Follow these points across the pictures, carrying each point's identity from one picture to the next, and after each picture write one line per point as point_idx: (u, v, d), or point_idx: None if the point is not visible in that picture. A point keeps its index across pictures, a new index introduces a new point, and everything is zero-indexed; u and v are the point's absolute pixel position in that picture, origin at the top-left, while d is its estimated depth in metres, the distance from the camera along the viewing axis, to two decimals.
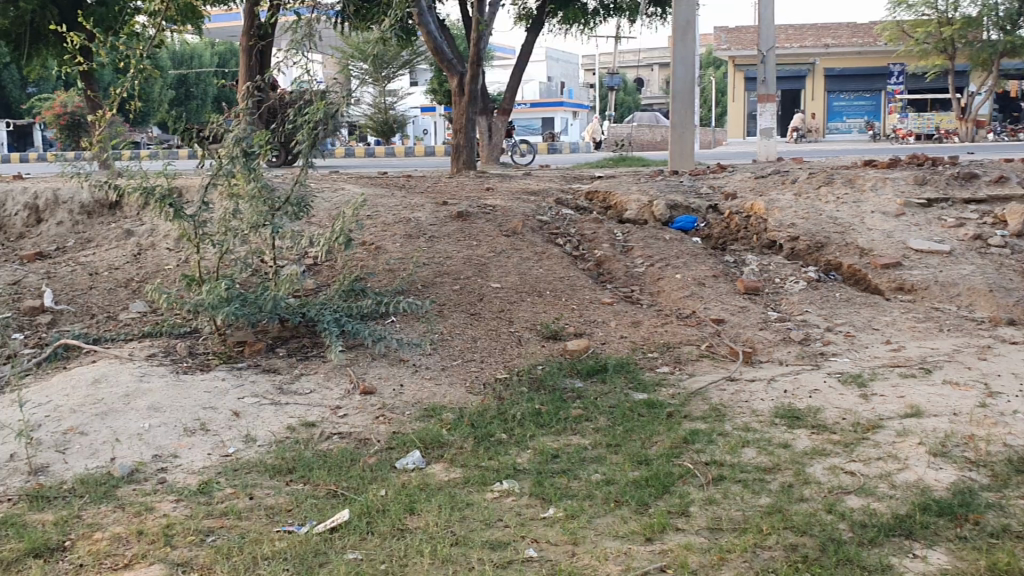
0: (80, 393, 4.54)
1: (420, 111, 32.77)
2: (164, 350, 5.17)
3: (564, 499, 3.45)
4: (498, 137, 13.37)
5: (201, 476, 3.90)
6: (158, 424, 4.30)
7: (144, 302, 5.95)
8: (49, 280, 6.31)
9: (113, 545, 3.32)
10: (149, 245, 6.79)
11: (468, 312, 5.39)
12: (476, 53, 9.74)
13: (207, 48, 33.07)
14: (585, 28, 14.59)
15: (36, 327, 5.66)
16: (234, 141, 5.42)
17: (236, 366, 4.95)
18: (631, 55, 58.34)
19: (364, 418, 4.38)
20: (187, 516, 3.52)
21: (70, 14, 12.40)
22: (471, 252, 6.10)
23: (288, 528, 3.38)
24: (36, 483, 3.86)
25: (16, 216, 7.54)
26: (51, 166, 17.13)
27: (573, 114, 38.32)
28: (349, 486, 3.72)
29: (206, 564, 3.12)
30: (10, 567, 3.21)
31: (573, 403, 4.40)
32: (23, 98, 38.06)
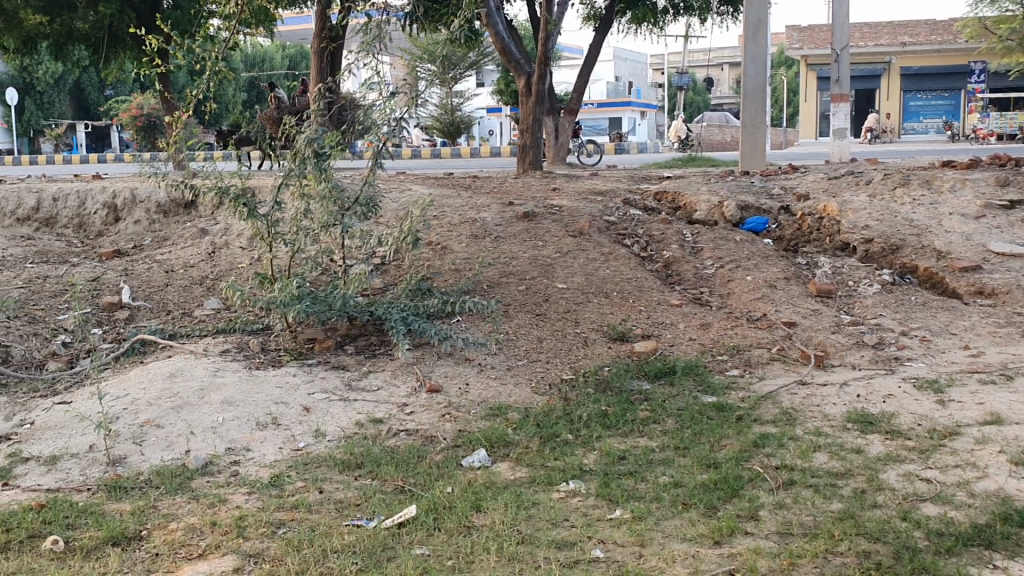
0: (157, 387, 4.67)
1: (487, 112, 32.92)
2: (237, 345, 5.29)
3: (631, 500, 3.43)
4: (565, 137, 13.33)
5: (272, 469, 3.97)
6: (232, 418, 4.40)
7: (218, 299, 6.09)
8: (127, 277, 6.50)
9: (188, 536, 3.41)
10: (223, 243, 6.95)
11: (534, 312, 5.40)
12: (544, 52, 9.72)
13: (278, 50, 33.78)
14: (655, 27, 14.45)
15: (114, 322, 5.83)
16: (306, 142, 5.52)
17: (306, 363, 5.03)
18: (700, 55, 57.69)
19: (431, 416, 4.41)
20: (259, 508, 3.60)
21: (147, 16, 12.76)
22: (537, 252, 6.10)
23: (356, 522, 3.43)
24: (114, 473, 3.98)
25: (95, 215, 7.80)
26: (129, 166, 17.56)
27: (641, 114, 38.07)
28: (416, 482, 3.75)
29: (277, 556, 3.18)
30: (90, 554, 3.32)
31: (641, 405, 4.36)
32: (102, 100, 39.30)
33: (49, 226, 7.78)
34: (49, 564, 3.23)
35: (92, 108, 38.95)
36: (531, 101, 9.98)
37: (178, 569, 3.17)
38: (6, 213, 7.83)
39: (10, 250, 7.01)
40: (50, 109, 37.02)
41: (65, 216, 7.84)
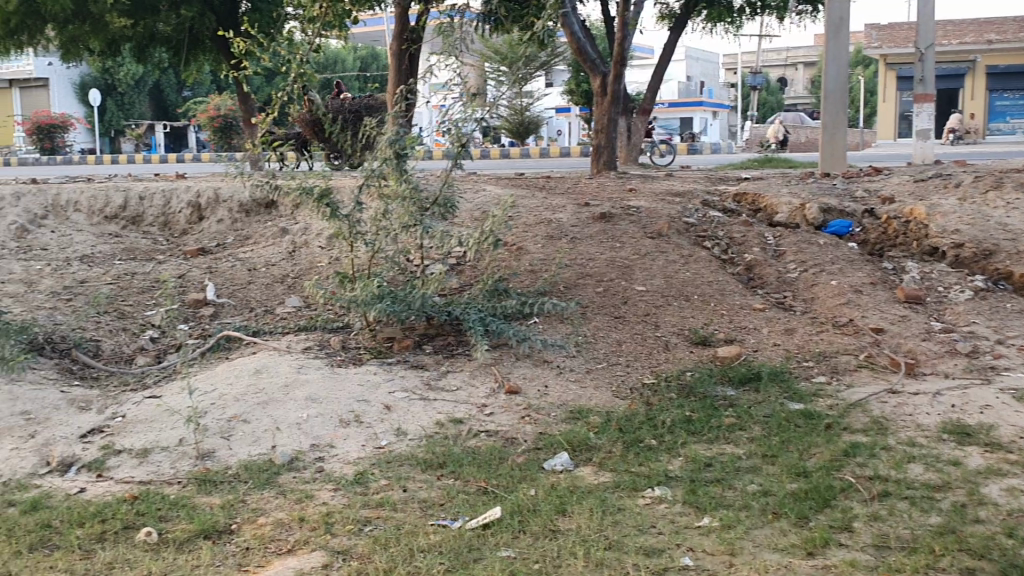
0: (243, 383, 4.76)
1: (557, 112, 32.90)
2: (318, 343, 5.36)
3: (719, 508, 3.39)
4: (638, 137, 13.25)
5: (356, 466, 4.02)
6: (316, 414, 4.45)
7: (299, 298, 6.19)
8: (212, 274, 6.65)
9: (277, 531, 3.46)
10: (303, 242, 7.06)
11: (612, 315, 5.36)
12: (620, 52, 9.67)
13: (350, 52, 34.28)
14: (731, 26, 14.26)
15: (200, 318, 5.97)
16: (388, 143, 5.56)
17: (387, 361, 5.07)
18: (774, 54, 56.87)
19: (511, 417, 4.40)
20: (345, 505, 3.64)
21: (227, 20, 13.03)
22: (615, 253, 6.07)
23: (441, 522, 3.44)
24: (204, 467, 4.08)
25: (180, 213, 8.00)
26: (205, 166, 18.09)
27: (712, 115, 37.62)
28: (500, 483, 3.74)
29: (365, 554, 3.21)
30: (182, 547, 3.39)
31: (726, 411, 4.30)
32: (180, 102, 40.41)
33: (135, 224, 7.98)
34: (144, 555, 3.32)
35: (171, 109, 40.08)
36: (605, 100, 9.93)
37: (269, 563, 3.23)
38: (94, 211, 8.04)
39: (99, 247, 7.22)
40: (130, 110, 38.34)
41: (151, 215, 8.03)
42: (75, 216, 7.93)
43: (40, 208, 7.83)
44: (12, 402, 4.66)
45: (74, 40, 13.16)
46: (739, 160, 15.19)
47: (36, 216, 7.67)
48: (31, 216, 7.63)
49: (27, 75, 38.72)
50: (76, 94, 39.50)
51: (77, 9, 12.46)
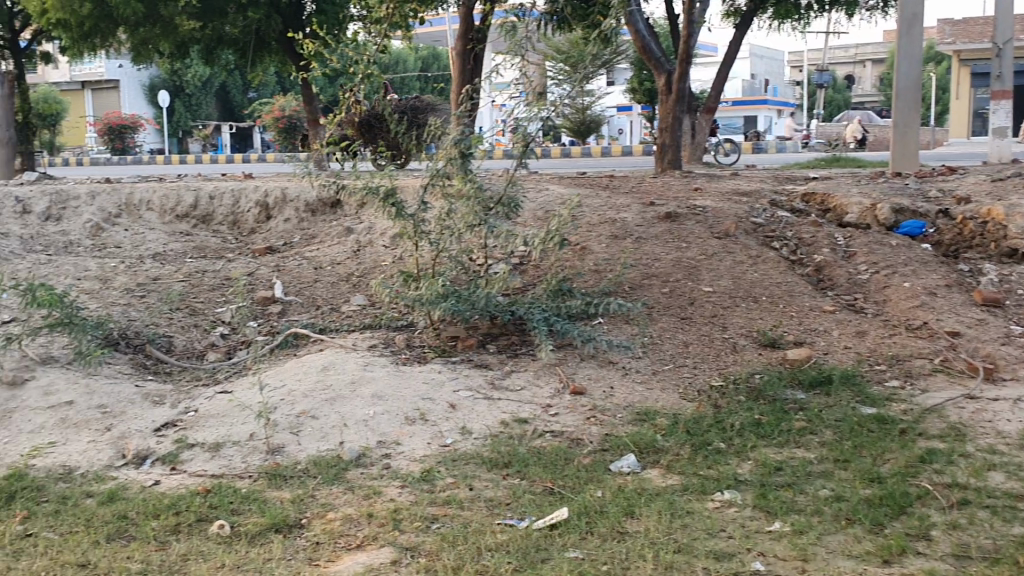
0: (311, 379, 4.82)
1: (618, 111, 32.72)
2: (383, 341, 5.41)
3: (790, 513, 3.33)
4: (702, 135, 13.11)
5: (422, 464, 4.05)
6: (382, 411, 4.49)
7: (364, 296, 6.26)
8: (280, 273, 6.76)
9: (346, 526, 3.50)
10: (368, 242, 7.14)
11: (679, 316, 5.31)
12: (686, 49, 9.57)
13: (412, 52, 34.52)
14: (798, 22, 14.04)
15: (268, 316, 6.07)
16: (452, 143, 5.58)
17: (451, 360, 5.10)
18: (840, 51, 55.89)
19: (576, 418, 4.39)
20: (413, 502, 3.66)
21: (294, 21, 13.22)
22: (682, 253, 6.01)
23: (508, 521, 3.44)
24: (274, 462, 4.15)
25: (248, 212, 8.15)
26: (273, 165, 18.51)
27: (777, 113, 37.09)
28: (566, 484, 3.73)
29: (433, 551, 3.23)
30: (254, 540, 3.45)
31: (796, 414, 4.23)
32: (245, 103, 41.19)
33: (205, 223, 8.16)
34: (217, 548, 3.38)
35: (237, 109, 40.88)
36: (670, 98, 9.85)
37: (339, 558, 3.26)
38: (166, 210, 8.23)
39: (171, 246, 7.39)
40: (197, 110, 39.24)
41: (220, 214, 8.19)
42: (147, 215, 8.12)
43: (114, 207, 8.03)
44: (90, 396, 4.80)
45: (145, 42, 13.47)
46: (805, 160, 14.95)
47: (110, 215, 7.88)
48: (105, 215, 7.84)
49: (98, 77, 39.78)
50: (145, 95, 40.50)
51: (148, 12, 12.68)
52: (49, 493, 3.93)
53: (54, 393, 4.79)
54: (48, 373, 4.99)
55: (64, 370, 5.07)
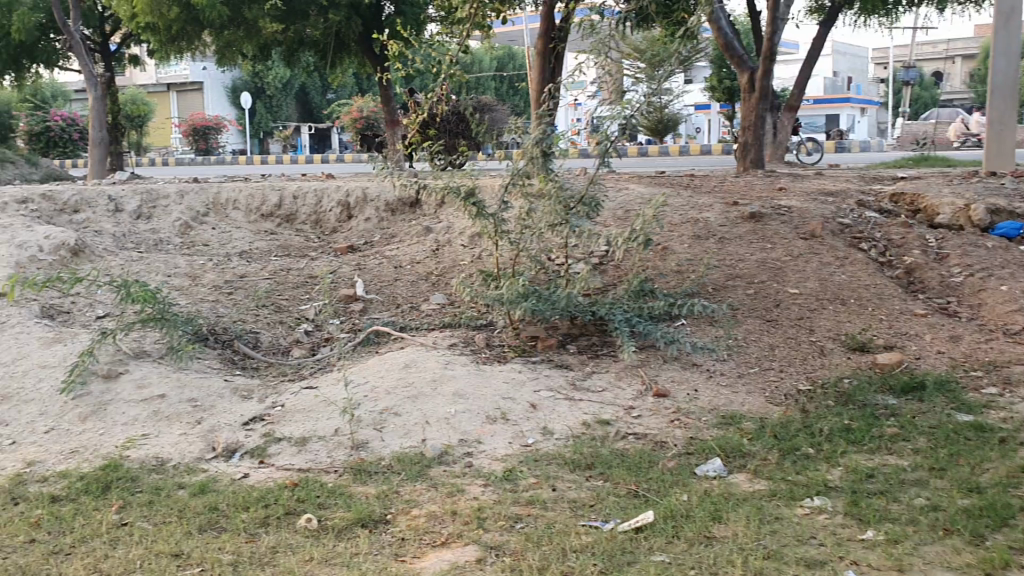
0: (394, 376, 4.87)
1: (695, 109, 32.34)
2: (464, 340, 5.44)
3: (884, 522, 3.25)
4: (784, 134, 12.88)
5: (505, 463, 4.05)
6: (464, 410, 4.51)
7: (444, 295, 6.31)
8: (360, 271, 6.86)
9: (431, 523, 3.52)
10: (447, 241, 7.20)
11: (764, 318, 5.23)
12: (769, 47, 9.42)
13: (488, 53, 34.67)
14: (885, 18, 13.67)
15: (350, 313, 6.17)
16: (534, 142, 5.49)
17: (532, 359, 5.10)
18: (927, 47, 54.31)
19: (660, 421, 4.34)
20: (496, 501, 3.67)
21: (373, 23, 13.41)
22: (766, 254, 5.91)
23: (592, 523, 3.42)
24: (358, 458, 4.20)
25: (330, 212, 8.31)
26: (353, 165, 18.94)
27: (859, 111, 36.24)
28: (651, 488, 3.69)
29: (518, 550, 3.23)
30: (341, 534, 3.50)
31: (887, 421, 4.13)
32: (324, 104, 42.04)
33: (289, 222, 8.33)
34: (305, 542, 3.44)
35: (315, 109, 41.63)
36: (752, 96, 9.70)
37: (424, 555, 3.29)
38: (251, 209, 8.41)
39: (256, 244, 7.57)
40: (277, 111, 40.10)
41: (304, 214, 8.35)
42: (234, 214, 8.31)
43: (201, 205, 8.25)
44: (181, 389, 4.93)
45: (230, 45, 13.81)
46: (886, 160, 14.60)
47: (198, 213, 8.10)
48: (193, 214, 8.07)
49: (183, 79, 40.95)
50: (228, 96, 41.53)
51: (233, 15, 12.96)
52: (143, 484, 4.04)
53: (147, 386, 4.94)
54: (141, 367, 5.15)
55: (156, 364, 5.23)
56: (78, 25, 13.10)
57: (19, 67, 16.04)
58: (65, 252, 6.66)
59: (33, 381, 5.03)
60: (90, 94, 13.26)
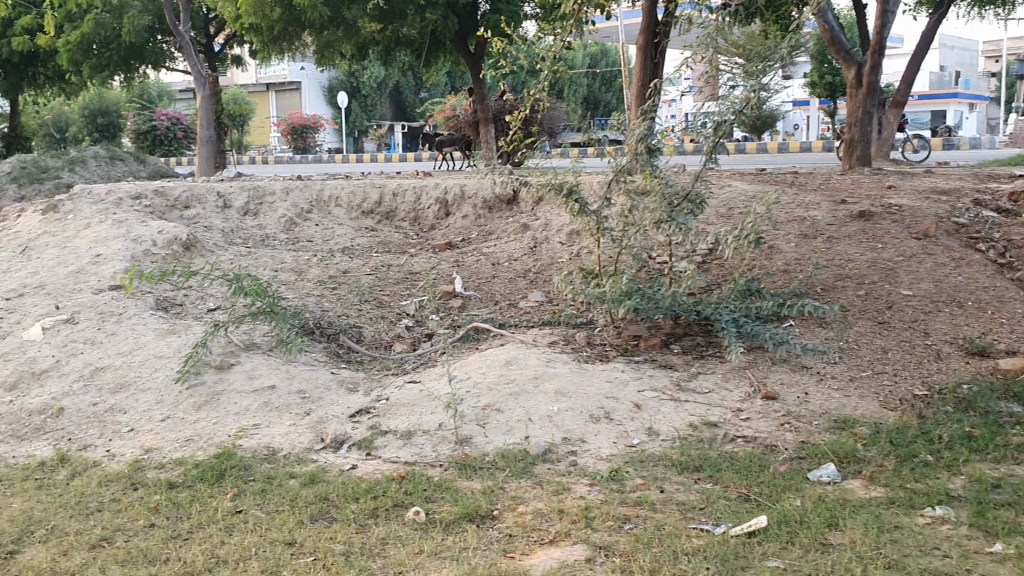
0: (496, 373, 4.89)
1: (794, 106, 31.69)
2: (564, 338, 5.42)
3: (1013, 535, 3.12)
4: (889, 130, 12.51)
5: (611, 463, 4.02)
6: (567, 408, 4.49)
7: (542, 293, 6.31)
8: (459, 268, 6.92)
9: (538, 520, 3.52)
10: (544, 238, 7.21)
11: (876, 320, 5.08)
12: (878, 42, 9.14)
13: (582, 51, 34.60)
14: (1001, 10, 13.14)
15: (450, 309, 6.22)
16: (638, 138, 5.41)
17: (634, 359, 5.05)
18: None
19: (769, 424, 4.25)
20: (603, 500, 3.65)
21: (468, 22, 13.53)
22: (877, 254, 5.73)
23: (703, 526, 3.37)
24: (463, 453, 4.23)
25: (429, 209, 8.42)
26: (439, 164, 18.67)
27: (968, 107, 34.93)
28: (762, 492, 3.62)
29: (628, 551, 3.20)
30: (449, 528, 3.52)
31: (1012, 430, 3.97)
32: (417, 103, 42.63)
33: (388, 219, 8.46)
34: (414, 534, 3.47)
35: (409, 108, 42.15)
36: (859, 91, 9.46)
37: (533, 552, 3.28)
38: (353, 206, 8.57)
39: (357, 241, 7.72)
40: (372, 110, 40.80)
41: (403, 211, 8.49)
42: (336, 211, 8.47)
43: (306, 203, 8.45)
44: (290, 381, 5.05)
45: (329, 44, 14.10)
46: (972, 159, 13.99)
47: (302, 210, 8.30)
48: (298, 210, 8.26)
49: (283, 79, 42.07)
50: (324, 96, 42.44)
51: (332, 15, 13.25)
52: (255, 472, 4.15)
53: (258, 377, 5.08)
54: (252, 359, 5.30)
55: (265, 356, 5.37)
56: (187, 27, 13.58)
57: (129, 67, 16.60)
58: (177, 246, 6.90)
59: (150, 370, 5.22)
60: (200, 94, 13.73)
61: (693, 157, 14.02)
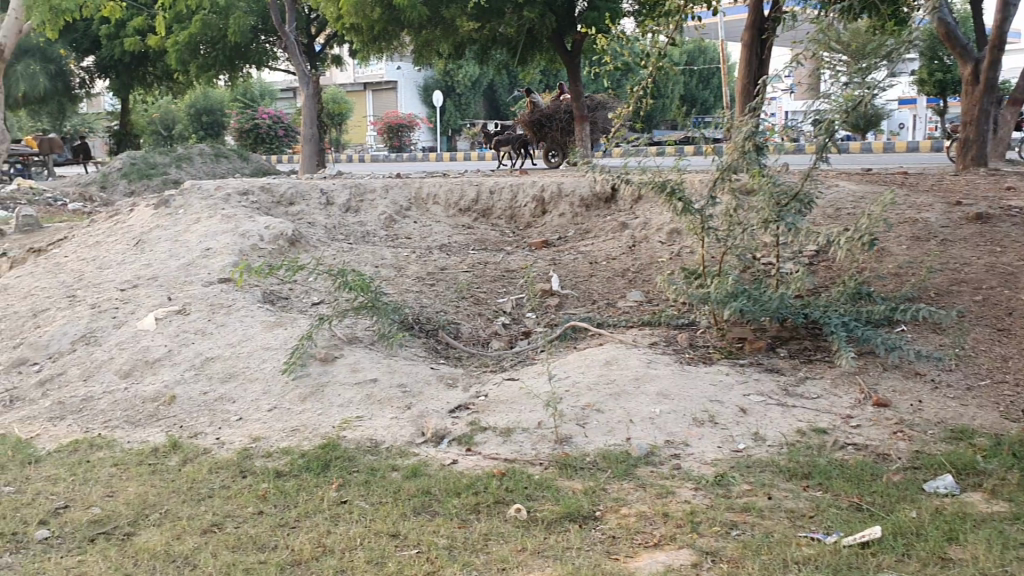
0: (596, 372, 4.86)
1: (900, 104, 30.74)
2: (665, 339, 5.35)
3: None
4: (1006, 129, 11.98)
5: (716, 467, 3.95)
6: (669, 410, 4.43)
7: (641, 292, 6.25)
8: (556, 266, 6.91)
9: (641, 523, 3.48)
10: (643, 236, 7.15)
11: (994, 326, 4.90)
12: (999, 36, 8.80)
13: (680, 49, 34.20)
14: None
15: (547, 308, 6.22)
16: (745, 136, 5.26)
17: (739, 362, 4.95)
18: None
19: (881, 432, 4.12)
20: (709, 505, 3.59)
21: (566, 20, 13.46)
22: (995, 259, 5.51)
23: (813, 535, 3.28)
24: (563, 452, 4.21)
25: (525, 207, 8.43)
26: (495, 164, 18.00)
27: None
28: (875, 501, 3.50)
29: (736, 557, 3.14)
30: (551, 527, 3.52)
31: None
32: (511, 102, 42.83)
33: (485, 217, 8.52)
34: (516, 531, 3.48)
35: (502, 108, 42.39)
36: (975, 87, 9.12)
37: (637, 555, 3.25)
38: (450, 204, 8.65)
39: (454, 238, 7.79)
40: (466, 110, 41.22)
41: (500, 209, 8.55)
42: (434, 209, 8.56)
43: (405, 200, 8.58)
44: (391, 375, 5.12)
45: (426, 44, 14.21)
46: None
47: (401, 208, 8.43)
48: (397, 208, 8.39)
49: (380, 79, 42.86)
50: (420, 96, 43.01)
51: (431, 14, 13.38)
52: (359, 464, 4.22)
53: (361, 370, 5.17)
54: (354, 352, 5.39)
55: (367, 350, 5.47)
56: (292, 28, 13.93)
57: (233, 67, 17.06)
58: (283, 242, 7.09)
59: (257, 361, 5.37)
60: (303, 93, 14.08)
61: (803, 158, 13.35)
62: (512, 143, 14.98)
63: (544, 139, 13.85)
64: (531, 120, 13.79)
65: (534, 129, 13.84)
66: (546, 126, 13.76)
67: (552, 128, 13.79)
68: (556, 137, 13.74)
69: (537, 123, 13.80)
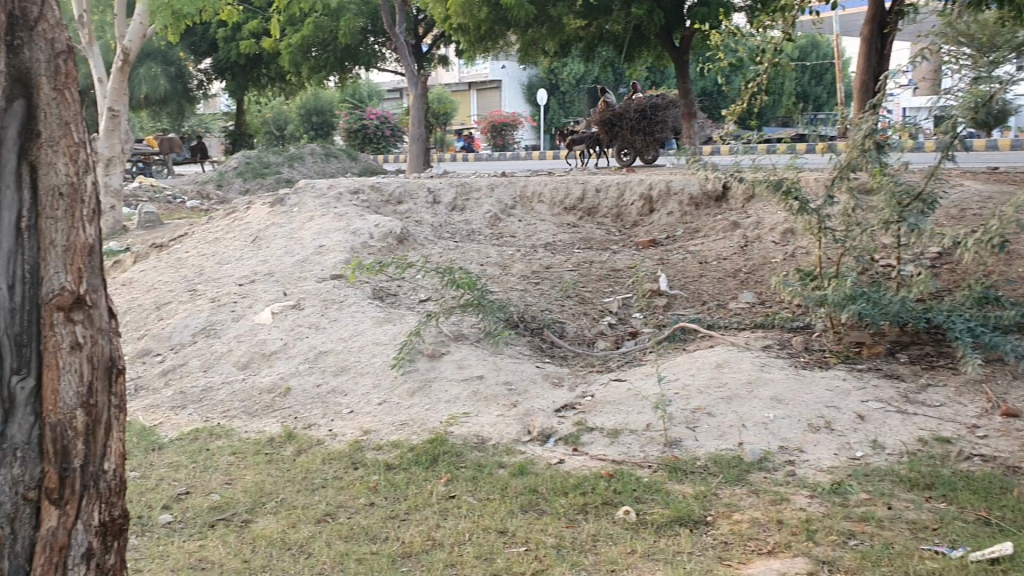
0: (706, 374, 4.78)
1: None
2: (779, 341, 5.23)
3: None
4: None
5: (832, 475, 3.84)
6: (783, 415, 4.33)
7: (753, 294, 6.13)
8: (664, 265, 6.85)
9: (755, 529, 3.40)
10: (755, 237, 7.01)
11: None
12: None
13: None
14: None
15: (655, 308, 6.15)
16: (865, 135, 5.07)
17: (856, 367, 4.81)
18: None
19: (1011, 444, 3.95)
20: (825, 513, 3.49)
21: (673, 16, 13.25)
22: None
23: (937, 548, 3.15)
24: (673, 455, 4.16)
25: (632, 205, 8.36)
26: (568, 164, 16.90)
27: None
28: (1005, 517, 3.34)
29: (854, 568, 3.05)
30: (661, 530, 3.47)
31: None
32: None
33: (591, 215, 8.50)
34: (625, 533, 3.45)
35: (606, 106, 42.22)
36: None
37: (751, 561, 3.18)
38: (555, 202, 8.65)
39: (559, 237, 7.78)
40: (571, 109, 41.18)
41: (606, 207, 8.50)
42: (539, 208, 8.58)
43: (510, 198, 8.64)
44: (497, 372, 5.16)
45: (532, 43, 14.20)
46: None
47: (507, 206, 8.50)
48: (502, 207, 8.46)
49: (484, 79, 43.22)
50: (524, 94, 43.16)
51: (539, 13, 13.49)
52: (467, 459, 4.26)
53: (468, 367, 5.22)
54: (461, 349, 5.45)
55: (474, 347, 5.53)
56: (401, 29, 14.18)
57: (343, 69, 17.45)
58: (392, 239, 7.22)
59: (367, 356, 5.48)
60: (411, 93, 14.33)
61: (920, 159, 12.40)
62: (589, 142, 14.09)
63: (616, 140, 12.91)
64: (603, 119, 12.85)
65: (605, 129, 12.92)
66: (618, 126, 12.81)
67: (624, 128, 12.81)
68: (627, 137, 12.79)
69: (608, 122, 12.89)
